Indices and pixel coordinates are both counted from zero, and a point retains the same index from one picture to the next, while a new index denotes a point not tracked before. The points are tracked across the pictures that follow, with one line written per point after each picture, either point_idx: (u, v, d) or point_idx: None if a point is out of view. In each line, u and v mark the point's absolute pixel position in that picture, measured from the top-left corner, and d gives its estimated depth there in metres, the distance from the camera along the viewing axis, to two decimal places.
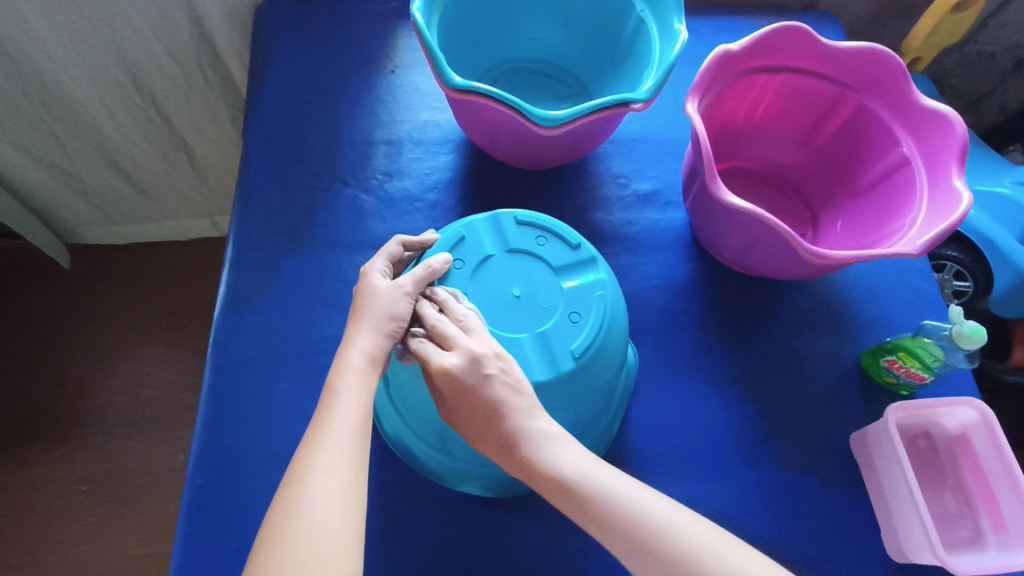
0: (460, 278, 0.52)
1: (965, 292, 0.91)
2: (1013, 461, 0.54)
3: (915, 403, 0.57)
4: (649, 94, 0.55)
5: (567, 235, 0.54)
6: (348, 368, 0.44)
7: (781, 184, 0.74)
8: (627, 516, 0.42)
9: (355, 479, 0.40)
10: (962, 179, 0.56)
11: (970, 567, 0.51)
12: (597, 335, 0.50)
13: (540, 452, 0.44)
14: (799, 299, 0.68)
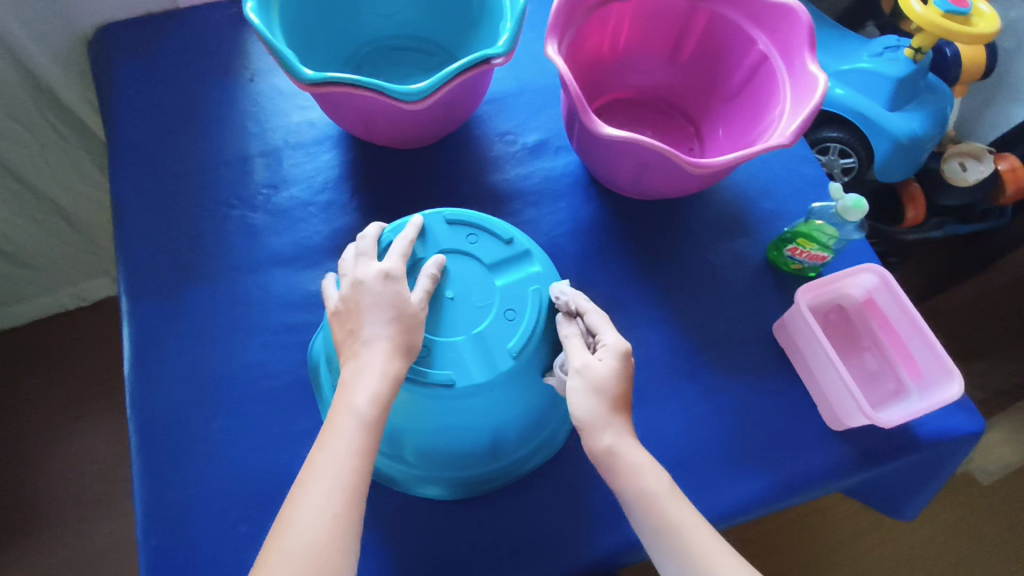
0: None
1: (852, 168, 0.97)
2: (915, 313, 0.58)
3: (819, 281, 0.60)
4: (507, 47, 0.55)
5: (498, 231, 0.55)
6: (357, 389, 0.45)
7: (662, 106, 0.76)
8: (684, 526, 0.45)
9: (350, 508, 0.42)
10: (815, 63, 0.59)
11: (897, 416, 0.54)
12: (535, 329, 0.51)
13: (634, 454, 0.47)
14: (699, 213, 0.70)
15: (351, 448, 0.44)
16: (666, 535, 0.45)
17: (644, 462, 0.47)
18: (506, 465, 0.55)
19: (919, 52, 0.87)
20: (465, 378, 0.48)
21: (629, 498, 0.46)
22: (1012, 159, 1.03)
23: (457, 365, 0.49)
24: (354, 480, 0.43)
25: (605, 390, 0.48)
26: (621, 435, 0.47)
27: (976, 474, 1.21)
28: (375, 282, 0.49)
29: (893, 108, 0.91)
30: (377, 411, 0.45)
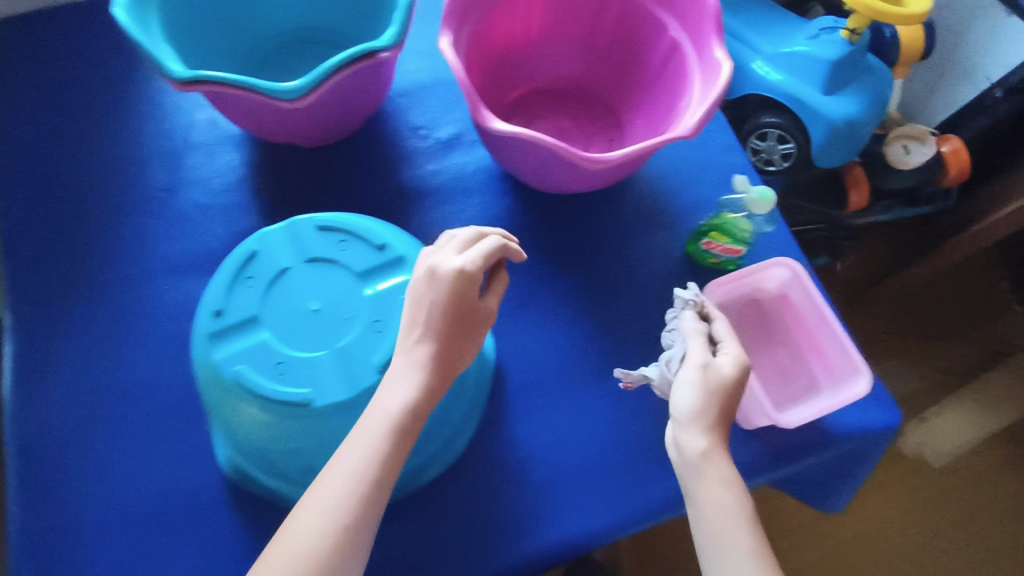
0: (252, 296, 0.49)
1: (791, 154, 0.95)
2: (826, 311, 0.58)
3: (728, 278, 0.59)
4: (395, 40, 0.53)
5: (370, 236, 0.51)
6: (395, 394, 0.45)
7: (582, 96, 0.72)
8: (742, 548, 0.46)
9: (365, 513, 0.42)
10: (723, 48, 0.57)
11: (799, 417, 0.54)
12: (403, 336, 0.47)
13: (716, 467, 0.49)
14: (616, 208, 0.68)
15: (377, 454, 0.43)
16: (715, 539, 0.47)
17: (720, 469, 0.49)
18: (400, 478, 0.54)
19: (855, 33, 0.84)
20: (323, 397, 0.45)
21: (694, 497, 0.48)
22: (955, 140, 1.01)
23: (316, 382, 0.46)
24: (374, 486, 0.43)
25: (710, 397, 0.50)
26: (713, 446, 0.49)
27: (928, 457, 1.21)
28: (431, 281, 0.47)
29: (829, 92, 0.88)
30: (408, 420, 0.44)
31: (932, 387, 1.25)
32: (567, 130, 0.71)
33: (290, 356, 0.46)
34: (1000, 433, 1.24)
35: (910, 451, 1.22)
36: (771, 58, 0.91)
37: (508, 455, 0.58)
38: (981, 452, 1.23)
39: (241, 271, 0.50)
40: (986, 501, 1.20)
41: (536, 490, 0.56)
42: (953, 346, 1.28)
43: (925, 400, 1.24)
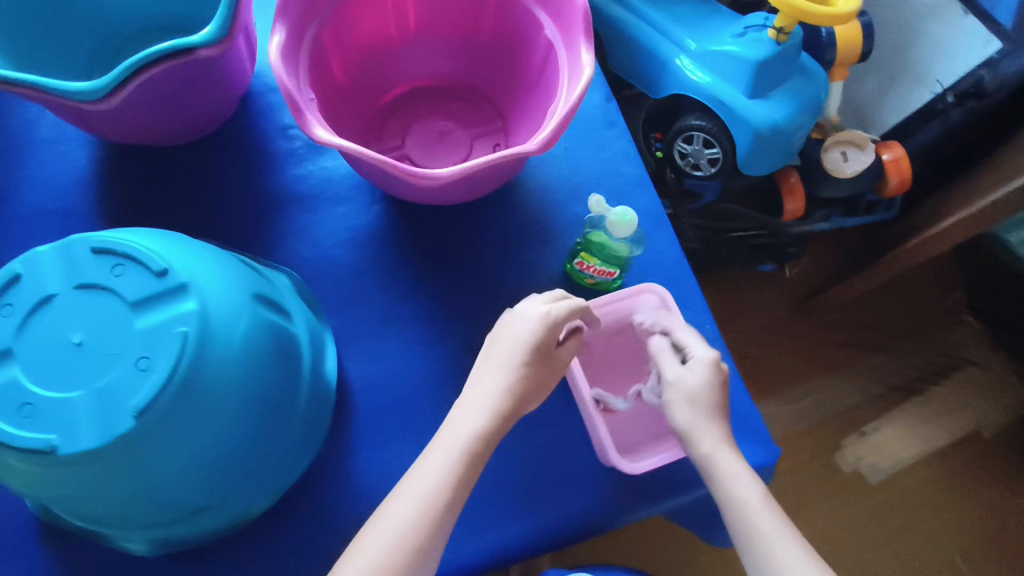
0: (7, 329, 0.41)
1: (717, 159, 0.89)
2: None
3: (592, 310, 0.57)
4: (213, 36, 0.47)
5: (149, 258, 0.41)
6: (466, 422, 0.48)
7: (469, 95, 0.67)
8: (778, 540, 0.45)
9: (440, 524, 0.45)
10: (591, 53, 0.51)
11: (646, 464, 0.55)
12: (176, 371, 0.39)
13: (730, 464, 0.48)
14: (497, 219, 0.63)
15: (451, 469, 0.46)
16: (751, 539, 0.45)
17: (730, 466, 0.48)
18: (221, 513, 0.49)
19: (782, 32, 0.77)
20: (65, 447, 0.38)
21: (725, 502, 0.47)
22: (898, 148, 0.95)
23: (65, 426, 0.39)
24: (449, 499, 0.45)
25: (698, 403, 0.50)
26: (720, 442, 0.49)
27: (866, 472, 1.17)
28: (540, 327, 0.50)
29: (755, 95, 0.82)
30: (480, 444, 0.47)
31: (874, 401, 1.21)
32: (449, 133, 0.66)
33: (38, 395, 0.39)
34: (944, 449, 1.18)
35: (847, 467, 1.17)
36: (697, 55, 0.84)
37: (349, 487, 0.55)
38: (922, 467, 1.17)
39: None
40: (923, 521, 1.15)
41: None
42: (899, 359, 1.23)
43: (865, 414, 1.20)
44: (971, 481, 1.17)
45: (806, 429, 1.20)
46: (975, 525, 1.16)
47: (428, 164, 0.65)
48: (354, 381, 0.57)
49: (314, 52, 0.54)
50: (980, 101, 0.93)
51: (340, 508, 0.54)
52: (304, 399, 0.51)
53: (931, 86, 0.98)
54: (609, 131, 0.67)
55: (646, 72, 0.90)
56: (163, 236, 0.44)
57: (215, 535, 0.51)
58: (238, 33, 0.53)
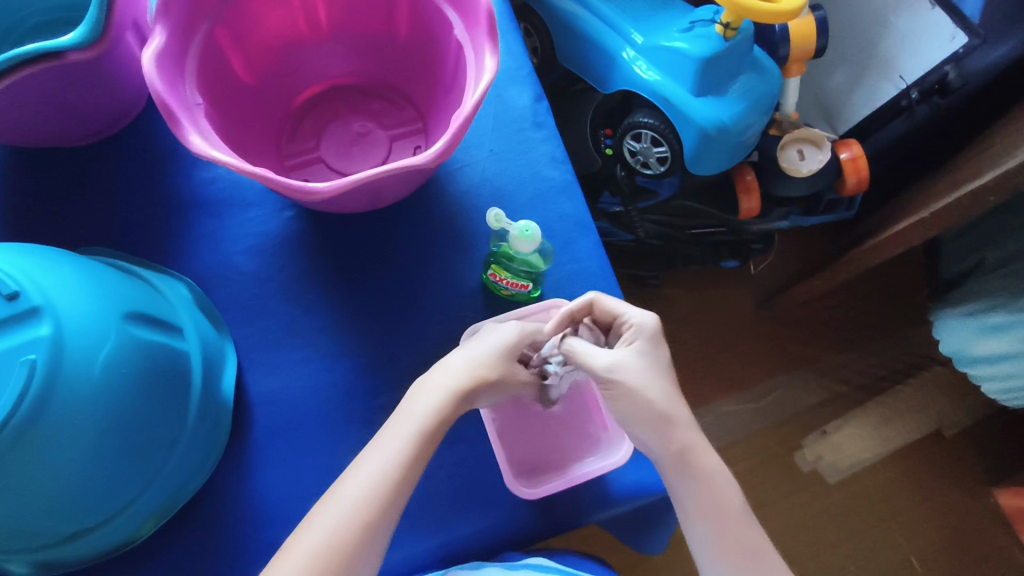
0: None
1: (666, 157, 0.87)
2: None
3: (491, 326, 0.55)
4: (86, 38, 0.46)
5: None
6: (421, 404, 0.48)
7: (388, 94, 0.65)
8: (725, 510, 0.48)
9: (375, 527, 0.44)
10: (496, 56, 0.48)
11: (545, 486, 0.53)
12: (22, 402, 0.37)
13: (681, 431, 0.49)
14: (413, 225, 0.60)
15: (392, 461, 0.45)
16: (717, 521, 0.48)
17: (695, 443, 0.49)
18: (101, 536, 0.47)
19: (729, 28, 0.73)
20: None
21: (692, 486, 0.48)
22: (856, 146, 0.92)
23: None
24: (388, 497, 0.44)
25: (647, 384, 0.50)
26: (675, 412, 0.49)
27: (824, 473, 1.09)
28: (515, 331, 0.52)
29: (702, 93, 0.79)
30: (431, 428, 0.47)
31: (834, 400, 1.13)
32: (367, 134, 0.64)
33: None
34: (906, 448, 1.10)
35: (805, 467, 1.09)
36: (642, 50, 0.81)
37: (245, 508, 0.53)
38: (883, 468, 1.09)
39: None
40: (880, 522, 1.08)
41: (270, 546, 0.52)
42: (858, 357, 1.15)
43: (825, 413, 1.12)
44: (934, 483, 1.09)
45: (763, 429, 1.11)
46: (937, 528, 1.08)
47: (344, 167, 0.63)
48: (256, 396, 0.55)
49: (208, 53, 0.51)
50: (945, 97, 0.85)
51: (235, 529, 0.52)
52: (192, 424, 0.49)
53: (894, 82, 0.89)
54: (535, 133, 0.65)
55: (595, 67, 0.87)
56: (30, 252, 0.43)
57: (101, 556, 0.50)
58: (117, 32, 0.49)
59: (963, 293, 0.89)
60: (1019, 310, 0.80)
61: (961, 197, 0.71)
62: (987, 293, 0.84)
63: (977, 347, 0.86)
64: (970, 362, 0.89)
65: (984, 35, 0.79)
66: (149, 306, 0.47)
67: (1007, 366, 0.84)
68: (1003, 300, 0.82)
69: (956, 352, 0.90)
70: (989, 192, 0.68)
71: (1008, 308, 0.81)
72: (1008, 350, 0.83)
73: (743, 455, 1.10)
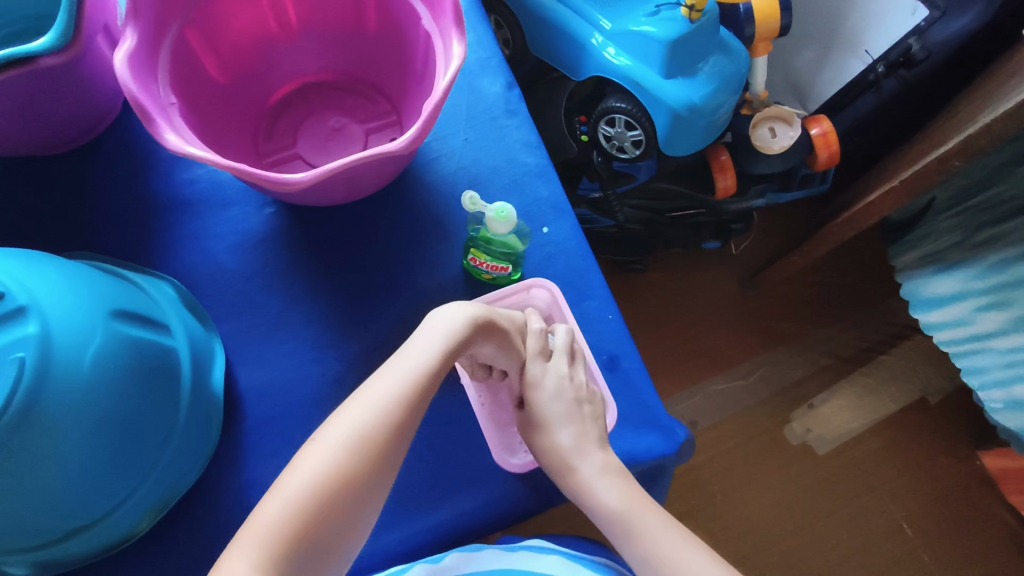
0: None
1: (640, 141, 0.88)
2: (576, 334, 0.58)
3: (473, 303, 0.58)
4: (58, 43, 0.46)
5: None
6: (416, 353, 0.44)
7: (361, 88, 0.66)
8: (607, 514, 0.50)
9: (365, 482, 0.39)
10: (462, 42, 0.49)
11: (531, 457, 0.56)
12: (15, 397, 0.37)
13: (553, 446, 0.52)
14: (392, 214, 0.61)
15: (404, 390, 0.42)
16: (599, 515, 0.50)
17: (579, 462, 0.51)
18: (99, 532, 0.48)
19: (694, 10, 0.75)
20: None
21: (577, 495, 0.51)
22: (825, 122, 0.94)
23: None
24: (399, 422, 0.41)
25: (545, 398, 0.53)
26: (562, 434, 0.52)
27: (813, 445, 1.11)
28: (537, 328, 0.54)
29: (670, 75, 0.80)
30: (445, 357, 0.44)
31: (818, 373, 1.15)
32: (343, 129, 0.65)
33: None
34: (892, 416, 1.12)
35: (795, 440, 1.11)
36: (612, 35, 0.82)
37: (241, 500, 0.54)
38: (870, 437, 1.12)
39: None
40: (870, 490, 1.10)
41: None
42: (841, 329, 1.17)
43: (811, 386, 1.14)
44: (919, 447, 1.11)
45: (752, 404, 1.13)
46: (926, 493, 1.10)
47: (320, 161, 0.64)
48: (246, 389, 0.56)
49: (178, 53, 0.52)
50: (910, 70, 0.86)
51: (233, 522, 0.53)
52: (184, 419, 0.50)
53: (860, 58, 0.91)
54: (508, 121, 0.66)
55: (567, 55, 0.88)
56: (10, 256, 0.43)
57: (101, 552, 0.50)
58: (87, 35, 0.50)
59: (924, 232, 0.90)
60: (969, 249, 0.82)
61: (929, 163, 0.73)
62: (940, 235, 0.87)
63: (934, 288, 0.88)
64: (924, 307, 0.91)
65: (944, 8, 0.81)
66: (134, 304, 0.48)
67: (955, 308, 0.86)
68: (956, 240, 0.84)
69: (912, 296, 0.93)
70: (953, 157, 0.69)
71: (960, 246, 0.83)
72: (956, 290, 0.85)
73: (733, 432, 1.12)
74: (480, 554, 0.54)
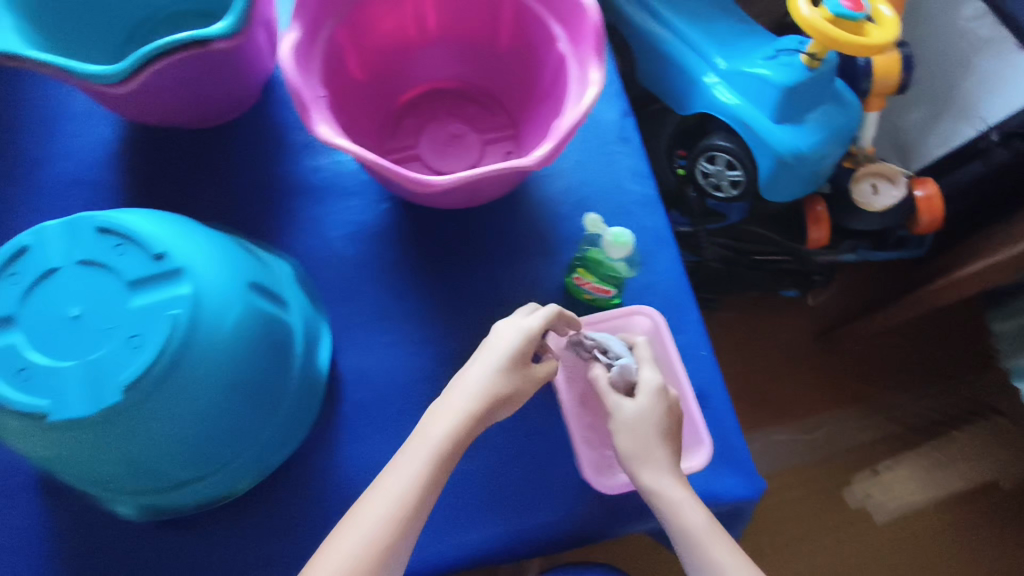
0: (9, 296, 0.41)
1: (740, 181, 0.88)
2: (677, 368, 0.56)
3: (575, 320, 0.58)
4: (230, 30, 0.49)
5: (149, 240, 0.42)
6: (441, 414, 0.47)
7: (484, 100, 0.69)
8: (683, 525, 0.48)
9: (411, 523, 0.44)
10: (600, 71, 0.51)
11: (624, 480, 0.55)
12: (167, 348, 0.40)
13: (640, 448, 0.49)
14: (500, 224, 0.64)
15: (437, 457, 0.46)
16: (677, 524, 0.48)
17: (665, 470, 0.49)
18: (205, 487, 0.50)
19: (814, 58, 0.76)
20: (56, 412, 0.39)
21: (653, 496, 0.48)
22: (931, 185, 0.92)
23: (56, 395, 0.39)
24: (433, 485, 0.45)
25: (637, 406, 0.50)
26: (657, 460, 0.49)
27: (872, 512, 1.07)
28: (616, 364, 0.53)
29: (782, 120, 0.80)
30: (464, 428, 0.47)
31: (887, 440, 1.11)
32: (461, 137, 0.68)
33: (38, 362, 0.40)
34: (961, 495, 1.08)
35: (854, 504, 1.07)
36: (725, 75, 0.83)
37: (331, 477, 0.56)
38: (936, 514, 1.07)
39: (3, 268, 0.42)
40: (929, 568, 1.05)
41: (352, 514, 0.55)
42: (915, 398, 1.13)
43: (878, 452, 1.10)
44: (985, 532, 1.06)
45: (815, 461, 1.10)
46: None
47: (437, 165, 0.66)
48: (346, 373, 0.59)
49: (330, 50, 0.56)
50: None
51: (320, 496, 0.55)
52: (292, 392, 0.52)
53: (974, 124, 0.88)
54: (620, 146, 0.68)
55: (676, 89, 0.90)
56: (168, 219, 0.46)
57: (202, 506, 0.53)
58: (253, 28, 0.54)
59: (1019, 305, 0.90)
60: None
61: None
62: None
63: None
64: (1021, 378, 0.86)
65: None
66: (263, 277, 0.50)
67: None
68: None
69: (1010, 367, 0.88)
70: None
71: None
72: None
73: (792, 486, 1.09)
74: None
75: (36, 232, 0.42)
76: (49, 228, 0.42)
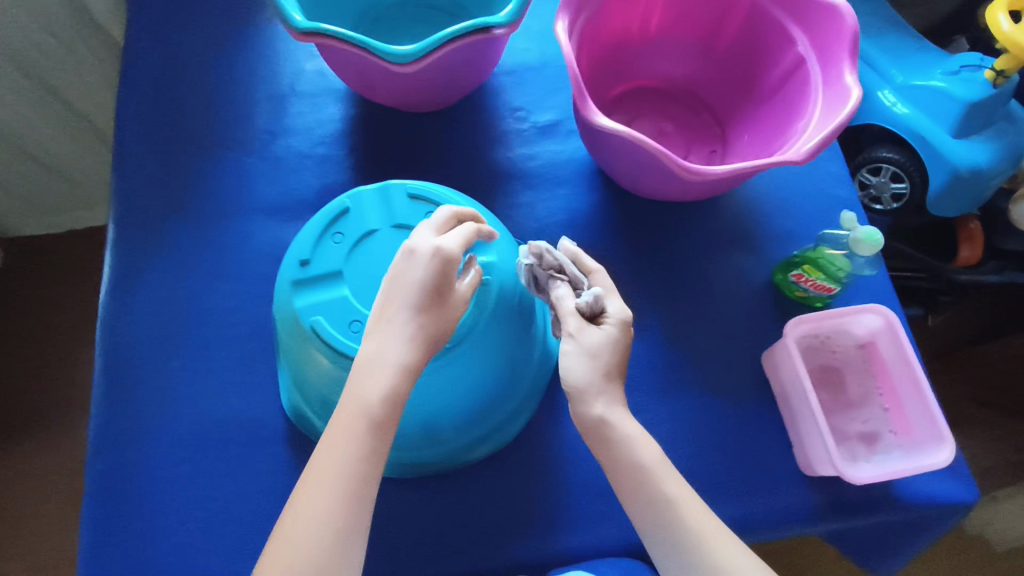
0: (338, 252, 0.51)
1: (902, 195, 0.88)
2: (915, 363, 0.54)
3: (815, 315, 0.56)
4: (510, 18, 0.52)
5: None
6: (382, 358, 0.45)
7: (688, 101, 0.71)
8: (661, 501, 0.46)
9: (360, 500, 0.42)
10: (854, 73, 0.53)
11: (868, 473, 0.51)
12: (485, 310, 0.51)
13: (600, 402, 0.47)
14: (709, 219, 0.66)
15: (382, 423, 0.44)
16: (649, 503, 0.46)
17: (633, 441, 0.47)
18: (453, 451, 0.54)
19: (1001, 76, 0.75)
20: None
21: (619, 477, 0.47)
22: None
23: None
24: (375, 456, 0.43)
25: (592, 341, 0.48)
26: (613, 404, 0.47)
27: (990, 540, 1.04)
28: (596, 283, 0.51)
29: (960, 135, 0.80)
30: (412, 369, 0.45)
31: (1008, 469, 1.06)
32: (667, 134, 0.69)
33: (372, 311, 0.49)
34: None
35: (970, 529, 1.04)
36: (900, 88, 0.84)
37: (558, 449, 0.57)
38: None
39: (331, 226, 0.52)
40: None
41: (580, 488, 0.56)
42: None
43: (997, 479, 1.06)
44: None
45: None
46: None
47: None
48: None
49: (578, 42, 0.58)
50: None
51: (547, 468, 0.56)
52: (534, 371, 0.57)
53: None
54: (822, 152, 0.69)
55: None
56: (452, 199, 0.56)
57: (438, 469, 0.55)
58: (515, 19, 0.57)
59: None
60: None
61: None
62: None
63: None
64: None
65: None
66: None
67: None
68: None
69: None
70: None
71: None
72: None
73: None
74: (568, 574, 0.50)
75: (355, 198, 0.53)
76: (371, 196, 0.53)
